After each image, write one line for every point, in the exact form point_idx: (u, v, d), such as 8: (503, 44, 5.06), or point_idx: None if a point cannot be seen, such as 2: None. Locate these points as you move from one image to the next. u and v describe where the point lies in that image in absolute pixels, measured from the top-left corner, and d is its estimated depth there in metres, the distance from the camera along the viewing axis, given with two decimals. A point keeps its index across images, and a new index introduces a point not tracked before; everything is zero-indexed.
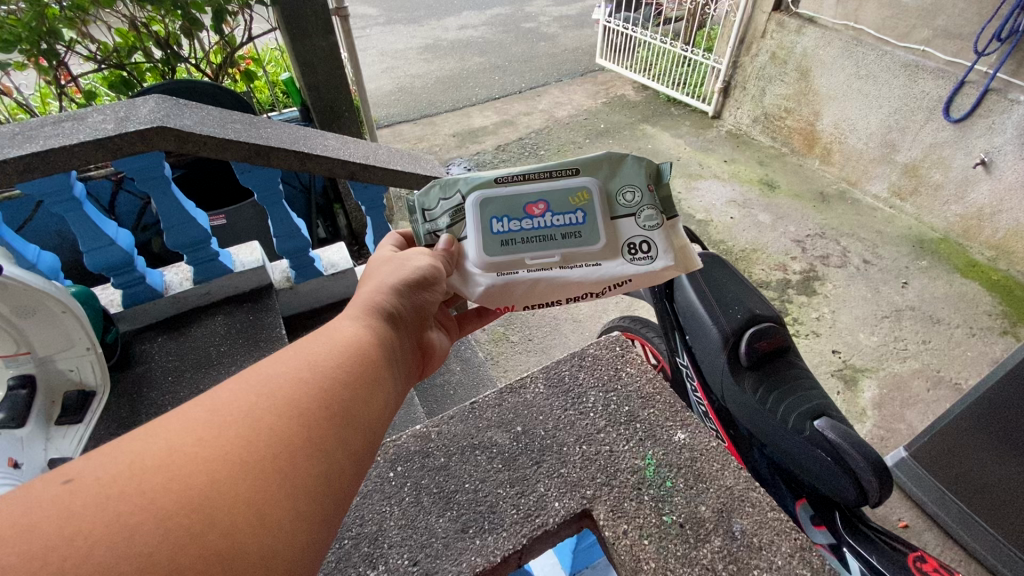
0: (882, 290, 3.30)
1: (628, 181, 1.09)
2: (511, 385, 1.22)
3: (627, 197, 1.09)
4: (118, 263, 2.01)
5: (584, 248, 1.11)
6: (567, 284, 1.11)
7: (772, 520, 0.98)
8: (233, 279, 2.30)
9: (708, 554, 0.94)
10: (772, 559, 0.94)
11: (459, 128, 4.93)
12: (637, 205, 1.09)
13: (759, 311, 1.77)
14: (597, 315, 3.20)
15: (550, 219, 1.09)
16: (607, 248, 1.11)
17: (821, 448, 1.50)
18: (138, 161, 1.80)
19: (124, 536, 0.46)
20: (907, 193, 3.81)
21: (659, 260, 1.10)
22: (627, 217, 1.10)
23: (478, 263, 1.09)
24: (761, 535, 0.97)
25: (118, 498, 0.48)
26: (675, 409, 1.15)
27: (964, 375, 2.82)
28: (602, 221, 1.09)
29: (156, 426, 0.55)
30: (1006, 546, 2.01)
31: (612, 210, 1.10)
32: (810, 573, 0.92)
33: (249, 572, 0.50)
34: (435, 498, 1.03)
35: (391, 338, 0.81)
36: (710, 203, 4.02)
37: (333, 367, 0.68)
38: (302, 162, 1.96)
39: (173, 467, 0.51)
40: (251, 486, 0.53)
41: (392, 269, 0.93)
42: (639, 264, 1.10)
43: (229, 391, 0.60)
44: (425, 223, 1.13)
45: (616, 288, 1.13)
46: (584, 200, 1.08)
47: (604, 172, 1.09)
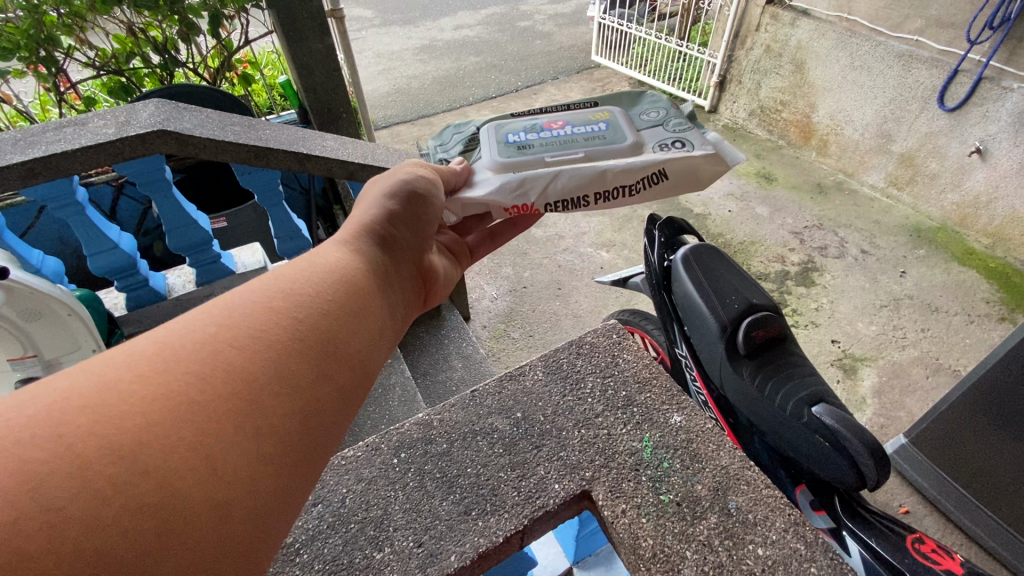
0: (880, 280, 3.32)
1: (647, 108, 1.19)
2: (510, 373, 1.24)
3: (646, 115, 1.18)
4: (121, 266, 2.04)
5: (609, 148, 1.12)
6: (594, 174, 1.08)
7: (767, 497, 1.00)
8: (236, 280, 2.32)
9: (705, 531, 0.96)
10: (767, 534, 0.96)
11: None
12: (657, 122, 1.16)
13: (755, 301, 1.79)
14: (597, 310, 3.22)
15: (571, 129, 1.15)
16: (632, 146, 1.12)
17: (819, 433, 1.52)
18: (140, 165, 1.83)
19: (32, 486, 0.42)
20: (903, 182, 3.82)
21: (695, 150, 1.11)
22: (649, 130, 1.16)
23: (491, 166, 1.12)
24: (756, 511, 0.99)
25: (26, 445, 0.44)
26: (672, 393, 1.17)
27: (963, 362, 2.84)
28: (624, 129, 1.15)
29: (87, 361, 0.53)
30: (1006, 529, 2.03)
31: (632, 125, 1.16)
32: (804, 546, 0.94)
33: (197, 516, 0.49)
34: (438, 483, 1.05)
35: (382, 265, 0.89)
36: (708, 197, 4.03)
37: (305, 300, 0.70)
38: (301, 163, 1.99)
39: (103, 406, 0.48)
40: (200, 429, 0.51)
41: (386, 181, 1.05)
42: (669, 154, 1.10)
43: (179, 328, 0.59)
44: (439, 153, 1.28)
45: (646, 182, 1.09)
46: (605, 116, 1.17)
47: (623, 103, 1.21)
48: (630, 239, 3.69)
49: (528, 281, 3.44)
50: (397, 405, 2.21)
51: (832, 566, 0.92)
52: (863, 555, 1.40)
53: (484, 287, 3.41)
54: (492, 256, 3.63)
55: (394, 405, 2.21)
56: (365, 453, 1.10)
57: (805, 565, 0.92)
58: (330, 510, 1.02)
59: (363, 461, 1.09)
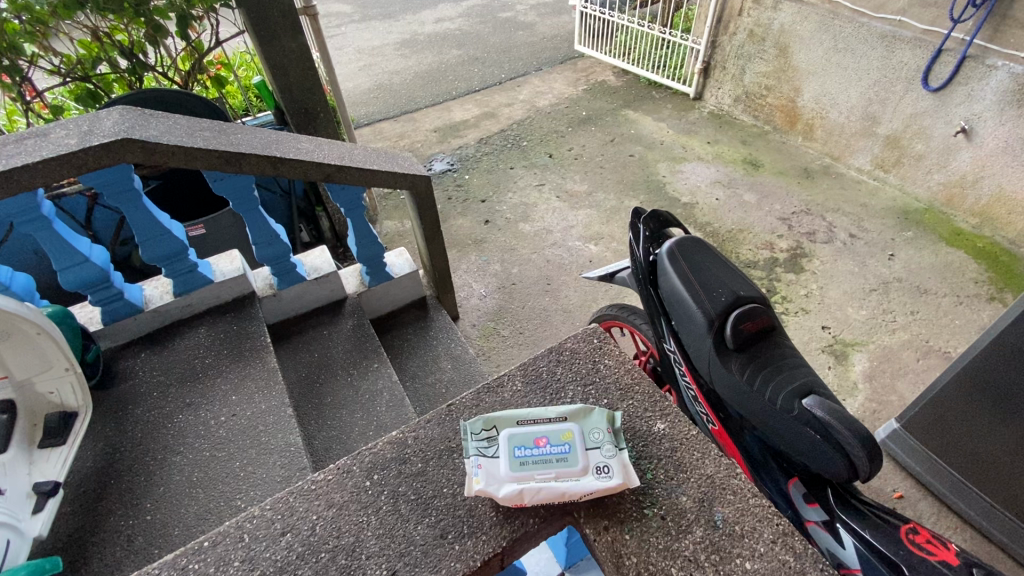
0: (868, 264, 3.31)
1: (600, 421, 1.04)
2: (488, 385, 1.20)
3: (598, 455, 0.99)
4: (93, 280, 1.97)
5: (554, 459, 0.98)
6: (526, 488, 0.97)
7: (755, 507, 0.98)
8: (214, 288, 2.26)
9: (690, 545, 0.94)
10: (754, 546, 0.94)
11: (440, 123, 4.88)
12: (610, 445, 1.01)
13: (743, 293, 1.75)
14: (587, 305, 3.19)
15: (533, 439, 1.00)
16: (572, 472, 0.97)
17: (810, 426, 1.51)
18: (106, 176, 1.76)
19: None
20: (889, 165, 3.81)
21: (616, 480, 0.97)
22: (599, 452, 1.00)
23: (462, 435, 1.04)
24: (743, 523, 0.96)
25: None
26: (655, 399, 1.15)
27: (952, 344, 2.84)
28: (575, 465, 0.98)
29: None
30: (999, 511, 2.04)
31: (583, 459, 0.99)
32: (793, 557, 0.92)
33: None
34: (413, 505, 1.01)
35: None
36: (695, 185, 4.00)
37: None
38: (275, 167, 1.93)
39: None
40: None
41: None
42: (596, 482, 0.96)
43: None
44: None
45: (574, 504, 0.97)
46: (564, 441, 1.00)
47: (589, 434, 1.02)
48: (618, 231, 3.66)
49: (516, 277, 3.39)
50: (385, 410, 2.20)
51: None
52: (856, 548, 1.42)
53: (472, 285, 3.36)
54: (479, 253, 3.58)
55: (382, 410, 2.20)
56: (336, 476, 1.06)
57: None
58: (300, 539, 0.98)
59: (335, 485, 1.05)
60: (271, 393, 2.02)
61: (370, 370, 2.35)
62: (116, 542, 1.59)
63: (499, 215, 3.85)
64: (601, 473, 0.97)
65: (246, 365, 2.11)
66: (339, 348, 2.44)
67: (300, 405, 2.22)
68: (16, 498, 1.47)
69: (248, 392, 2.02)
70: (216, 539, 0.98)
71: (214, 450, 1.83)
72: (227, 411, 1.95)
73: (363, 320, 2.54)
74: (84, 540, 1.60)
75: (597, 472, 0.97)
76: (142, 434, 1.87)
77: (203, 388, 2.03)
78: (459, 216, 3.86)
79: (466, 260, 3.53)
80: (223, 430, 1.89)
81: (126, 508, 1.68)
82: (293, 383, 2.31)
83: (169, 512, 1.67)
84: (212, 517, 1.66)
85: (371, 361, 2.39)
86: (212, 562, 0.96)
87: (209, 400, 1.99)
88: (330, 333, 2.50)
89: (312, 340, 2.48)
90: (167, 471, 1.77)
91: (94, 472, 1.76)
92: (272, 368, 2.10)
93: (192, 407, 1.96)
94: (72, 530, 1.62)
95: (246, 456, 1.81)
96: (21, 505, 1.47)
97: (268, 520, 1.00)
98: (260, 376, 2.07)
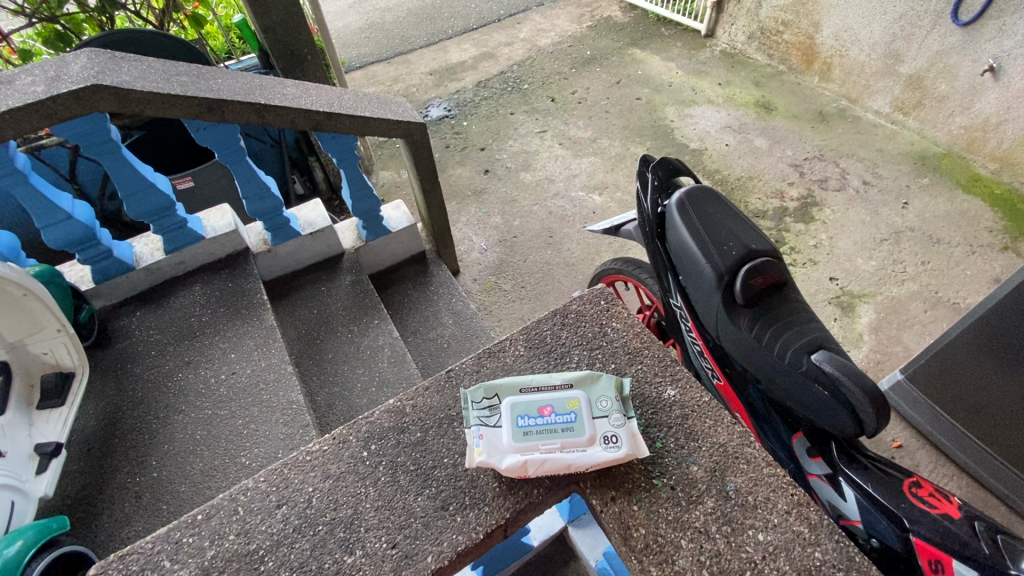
0: (881, 212, 3.20)
1: (609, 388, 1.00)
2: (489, 349, 1.16)
3: (607, 423, 0.96)
4: (79, 238, 1.90)
5: (562, 431, 0.95)
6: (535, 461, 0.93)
7: (768, 477, 0.96)
8: (206, 245, 2.19)
9: (701, 517, 0.92)
10: (768, 518, 0.92)
11: (436, 65, 4.61)
12: (618, 413, 0.97)
13: (754, 246, 1.68)
14: (590, 258, 3.12)
15: (541, 408, 0.96)
16: (582, 443, 0.94)
17: (818, 382, 1.48)
18: (81, 127, 1.65)
19: None
20: (909, 107, 3.62)
21: (625, 450, 0.94)
22: (607, 420, 0.97)
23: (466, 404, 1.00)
24: (756, 493, 0.94)
25: None
26: (665, 363, 1.11)
27: (963, 294, 2.78)
28: (584, 434, 0.95)
29: None
30: (999, 462, 2.04)
31: (591, 428, 0.96)
32: (808, 529, 0.90)
33: None
34: (413, 477, 0.99)
35: None
36: (704, 130, 3.82)
37: None
38: (260, 115, 1.82)
39: None
40: None
41: None
42: (604, 453, 0.93)
43: None
44: None
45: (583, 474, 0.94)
46: (572, 408, 0.97)
47: (596, 399, 0.99)
48: (623, 180, 3.53)
49: (518, 230, 3.30)
50: (387, 366, 2.19)
51: (838, 549, 0.88)
52: (857, 501, 1.45)
53: (473, 238, 3.28)
54: (479, 205, 3.47)
55: (384, 366, 2.19)
56: (332, 446, 1.04)
57: (809, 550, 0.88)
58: (296, 511, 0.96)
59: (330, 457, 1.03)
60: (271, 351, 1.99)
61: (370, 326, 2.32)
62: (125, 497, 1.62)
63: (499, 164, 3.71)
64: (608, 443, 0.94)
65: (244, 323, 2.07)
66: (338, 305, 2.39)
67: (302, 362, 2.20)
68: (19, 460, 1.47)
69: (246, 350, 1.99)
70: (210, 513, 0.97)
71: (216, 409, 1.82)
72: (226, 369, 1.93)
73: (361, 276, 2.48)
74: (94, 497, 1.63)
75: (603, 442, 0.94)
76: (142, 393, 1.86)
77: (202, 346, 2.00)
78: (457, 166, 3.73)
79: (466, 212, 3.43)
80: (223, 389, 1.88)
81: (132, 465, 1.69)
82: (293, 340, 2.28)
83: (175, 469, 1.68)
84: (218, 474, 1.68)
85: (372, 316, 2.35)
86: (206, 536, 0.94)
87: (208, 359, 1.96)
88: (329, 289, 2.44)
89: (310, 296, 2.43)
90: (171, 429, 1.77)
91: (98, 431, 1.77)
92: (270, 326, 2.07)
93: (191, 366, 1.94)
94: (80, 488, 1.65)
95: (248, 414, 1.81)
96: (24, 465, 1.48)
97: (263, 493, 0.99)
98: (258, 334, 2.04)
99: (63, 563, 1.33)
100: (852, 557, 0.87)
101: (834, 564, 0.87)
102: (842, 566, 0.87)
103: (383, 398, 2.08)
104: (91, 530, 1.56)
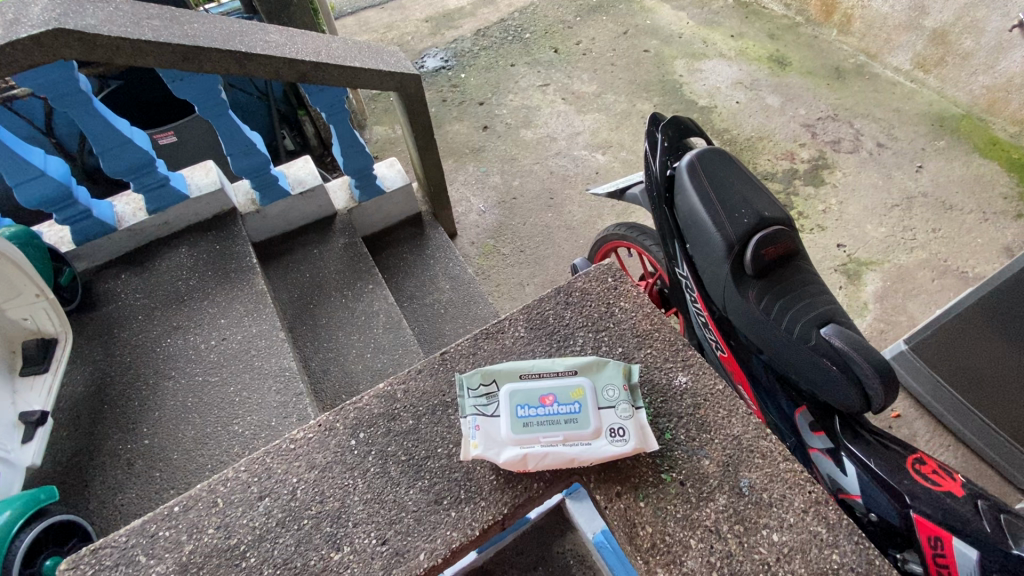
0: (894, 176, 3.08)
1: (616, 376, 1.03)
2: (487, 331, 1.21)
3: (612, 413, 0.99)
4: (54, 196, 1.79)
5: (567, 422, 0.98)
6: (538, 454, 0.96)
7: (784, 473, 1.01)
8: (191, 205, 2.09)
9: (711, 515, 0.97)
10: (784, 517, 0.96)
11: (433, 10, 4.33)
12: (626, 404, 1.00)
13: (767, 213, 1.59)
14: (591, 221, 3.02)
15: (544, 397, 0.99)
16: (587, 434, 0.97)
17: (826, 357, 1.43)
18: (45, 75, 1.51)
19: None
20: (931, 64, 3.42)
21: (631, 443, 0.97)
22: (614, 412, 1.00)
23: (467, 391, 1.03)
24: (772, 490, 0.99)
25: None
26: (676, 348, 1.17)
27: (973, 264, 2.71)
28: (589, 424, 0.98)
29: None
30: (996, 432, 2.00)
31: (596, 418, 0.99)
32: (825, 529, 0.95)
33: None
34: (404, 469, 1.05)
35: None
36: (714, 86, 3.63)
37: None
38: (241, 65, 1.68)
39: None
40: None
41: None
42: (610, 446, 0.97)
43: None
44: None
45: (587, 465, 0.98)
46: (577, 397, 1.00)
47: (600, 388, 1.02)
48: (628, 138, 3.37)
49: (517, 190, 3.18)
50: (382, 332, 2.14)
51: (856, 552, 0.92)
52: (857, 476, 1.43)
53: (470, 199, 3.17)
54: (477, 164, 3.33)
55: (379, 333, 2.13)
56: (317, 434, 1.09)
57: (827, 551, 0.93)
58: (278, 504, 1.02)
59: (315, 445, 1.08)
60: (261, 317, 1.93)
61: (364, 291, 2.25)
62: (116, 465, 1.60)
63: (498, 120, 3.54)
64: (615, 436, 0.98)
65: (233, 287, 2.00)
66: (331, 268, 2.32)
67: (296, 328, 2.15)
68: (2, 428, 1.44)
69: (236, 315, 1.93)
70: (187, 505, 1.02)
71: (207, 374, 1.78)
72: (216, 335, 1.87)
73: (355, 238, 2.39)
74: (84, 464, 1.61)
75: (610, 434, 0.98)
76: (131, 358, 1.81)
77: (190, 310, 1.93)
78: (454, 121, 3.56)
79: (463, 171, 3.30)
80: (214, 354, 1.83)
81: (122, 432, 1.66)
82: (286, 304, 2.22)
83: (167, 436, 1.65)
84: (210, 442, 1.65)
85: (365, 281, 2.28)
86: (183, 529, 0.99)
87: (196, 324, 1.90)
88: (322, 252, 2.36)
89: (302, 259, 2.35)
90: (161, 395, 1.73)
91: (87, 397, 1.73)
92: (260, 291, 1.99)
93: (180, 331, 1.88)
94: (71, 454, 1.63)
95: (240, 381, 1.76)
96: (8, 434, 1.45)
97: (243, 484, 1.04)
98: (248, 299, 1.97)
99: (53, 532, 1.37)
100: (872, 560, 0.92)
101: (852, 567, 0.91)
102: (861, 568, 0.91)
103: (379, 365, 2.04)
104: (85, 497, 1.55)
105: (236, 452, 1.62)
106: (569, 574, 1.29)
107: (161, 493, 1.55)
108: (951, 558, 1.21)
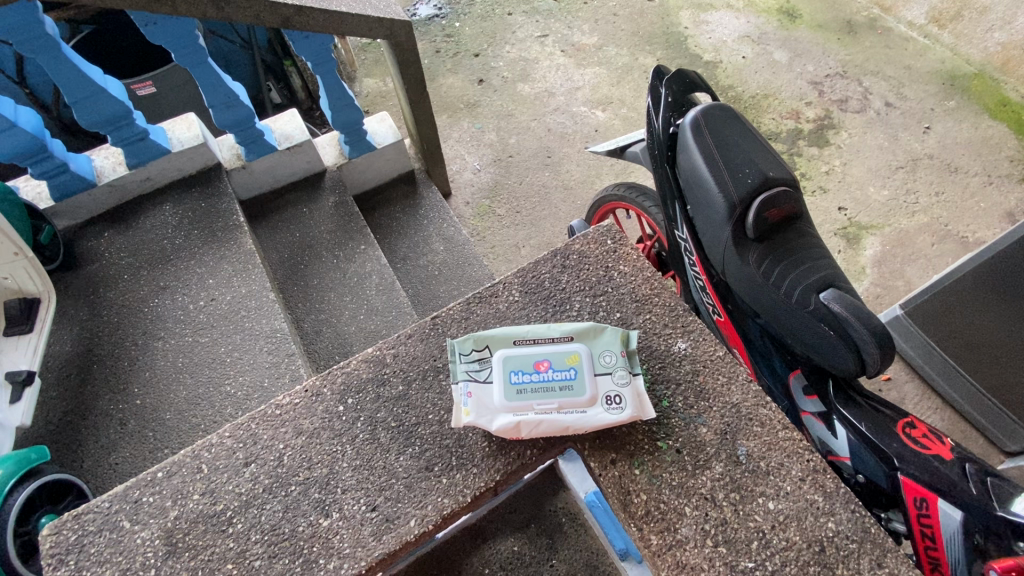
0: (900, 138, 3.00)
1: (613, 342, 1.01)
2: (480, 295, 1.19)
3: (608, 379, 0.98)
4: (27, 150, 1.70)
5: (563, 391, 0.96)
6: (532, 424, 0.94)
7: (783, 441, 1.01)
8: (174, 160, 2.01)
9: (708, 483, 0.97)
10: (781, 485, 0.97)
11: None
12: (623, 370, 0.99)
13: (771, 174, 1.54)
14: (590, 181, 2.95)
15: (540, 365, 0.97)
16: (585, 403, 0.96)
17: (825, 322, 1.41)
18: (6, 16, 1.40)
19: None
20: (946, 19, 3.28)
21: (627, 412, 0.96)
22: (610, 378, 0.98)
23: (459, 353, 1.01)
24: (770, 459, 0.99)
25: None
26: (675, 314, 1.14)
27: (974, 229, 2.67)
28: (585, 391, 0.96)
29: None
30: (984, 396, 2.02)
31: (593, 384, 0.97)
32: (823, 498, 0.95)
33: None
34: (394, 435, 1.05)
35: None
36: (720, 40, 3.47)
37: None
38: (217, 8, 1.55)
39: None
40: None
41: None
42: (605, 414, 0.96)
43: None
44: None
45: (583, 433, 0.97)
46: (572, 363, 0.98)
47: (596, 351, 1.00)
48: (629, 94, 3.25)
49: (513, 149, 3.08)
50: (375, 294, 2.10)
51: (852, 520, 0.93)
52: (848, 439, 1.44)
53: (465, 157, 3.07)
54: (473, 119, 3.21)
55: (371, 295, 2.10)
56: (304, 400, 1.09)
57: (823, 519, 0.94)
58: (265, 470, 1.02)
59: (302, 411, 1.08)
60: (251, 277, 1.88)
61: (357, 252, 2.19)
62: (109, 424, 1.60)
63: (494, 73, 3.39)
64: (610, 404, 0.96)
65: (221, 247, 1.94)
66: (322, 228, 2.25)
67: (287, 288, 2.11)
68: None
69: (225, 275, 1.88)
70: (171, 471, 1.02)
71: (198, 335, 1.75)
72: (205, 296, 1.83)
73: (346, 197, 2.32)
74: (76, 424, 1.60)
75: (606, 402, 0.96)
76: (118, 319, 1.78)
77: (176, 270, 1.88)
78: (448, 74, 3.40)
79: (458, 127, 3.19)
80: (204, 315, 1.80)
81: (114, 392, 1.65)
82: (276, 264, 2.17)
83: (158, 396, 1.64)
84: (203, 402, 1.64)
85: (358, 241, 2.22)
86: (168, 495, 1.00)
87: (185, 283, 1.86)
88: (312, 211, 2.29)
89: (291, 217, 2.28)
90: (150, 355, 1.71)
91: (74, 357, 1.71)
92: (249, 250, 1.94)
93: (168, 290, 1.84)
94: (61, 414, 1.62)
95: (231, 341, 1.74)
96: None
97: (228, 450, 1.04)
98: (237, 259, 1.92)
99: (48, 491, 1.39)
100: (867, 529, 0.93)
101: (848, 535, 0.93)
102: (856, 536, 0.92)
103: (372, 327, 2.02)
104: (78, 456, 1.56)
105: (230, 412, 1.62)
106: (562, 532, 1.31)
107: (155, 452, 1.56)
108: (935, 518, 1.23)
